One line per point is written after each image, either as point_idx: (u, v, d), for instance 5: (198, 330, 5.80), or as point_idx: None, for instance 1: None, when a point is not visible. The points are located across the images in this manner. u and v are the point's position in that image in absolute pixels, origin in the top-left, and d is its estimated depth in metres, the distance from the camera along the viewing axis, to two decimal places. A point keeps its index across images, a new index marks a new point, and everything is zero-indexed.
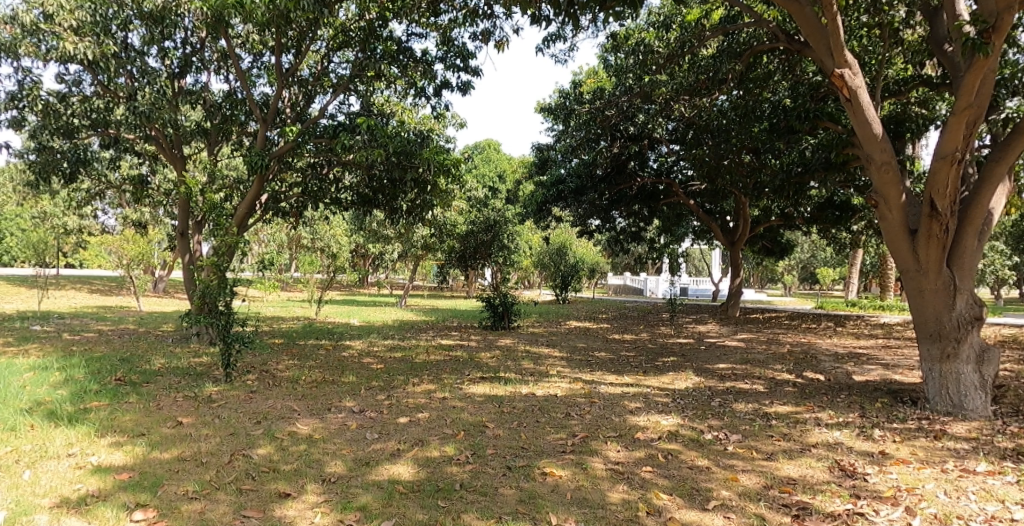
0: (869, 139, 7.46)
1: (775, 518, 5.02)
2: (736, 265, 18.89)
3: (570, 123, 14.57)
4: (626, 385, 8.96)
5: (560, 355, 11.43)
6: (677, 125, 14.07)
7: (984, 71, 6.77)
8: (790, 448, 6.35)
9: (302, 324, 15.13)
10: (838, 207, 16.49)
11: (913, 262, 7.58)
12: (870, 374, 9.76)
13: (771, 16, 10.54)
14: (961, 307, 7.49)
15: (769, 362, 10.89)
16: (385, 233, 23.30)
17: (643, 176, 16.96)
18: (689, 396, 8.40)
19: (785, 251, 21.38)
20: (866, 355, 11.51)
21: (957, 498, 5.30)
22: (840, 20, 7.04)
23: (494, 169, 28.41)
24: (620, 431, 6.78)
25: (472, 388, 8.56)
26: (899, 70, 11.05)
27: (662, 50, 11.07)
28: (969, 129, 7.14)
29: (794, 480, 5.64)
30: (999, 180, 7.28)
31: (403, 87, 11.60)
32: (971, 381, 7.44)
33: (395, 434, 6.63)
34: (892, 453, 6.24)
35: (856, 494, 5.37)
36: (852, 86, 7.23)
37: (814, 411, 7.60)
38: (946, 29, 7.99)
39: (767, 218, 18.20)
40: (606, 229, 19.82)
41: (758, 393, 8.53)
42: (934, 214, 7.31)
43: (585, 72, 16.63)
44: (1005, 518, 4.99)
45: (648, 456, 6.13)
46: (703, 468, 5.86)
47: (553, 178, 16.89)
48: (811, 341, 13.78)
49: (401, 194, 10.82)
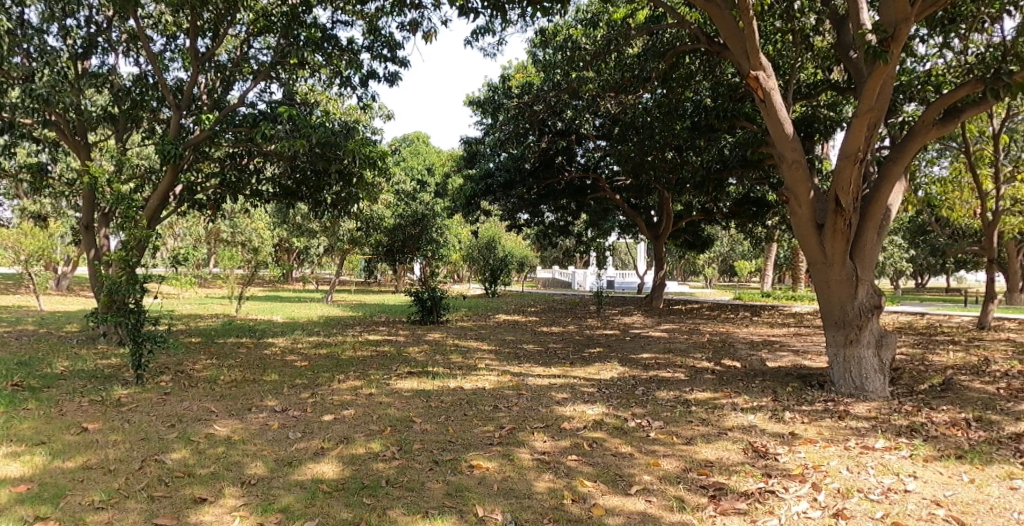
0: (781, 139, 7.79)
1: (693, 500, 5.20)
2: (659, 258, 19.44)
3: (499, 117, 14.71)
4: (554, 376, 9.09)
5: (488, 348, 11.48)
6: (603, 120, 14.32)
7: (885, 77, 7.17)
8: (708, 432, 6.60)
9: (220, 321, 14.61)
10: (754, 203, 17.16)
11: (821, 254, 7.98)
12: (782, 360, 10.28)
13: (693, 18, 10.87)
14: (863, 297, 7.94)
15: (690, 351, 11.29)
16: (309, 227, 22.65)
17: (570, 171, 17.29)
18: (614, 385, 8.60)
19: (706, 245, 22.15)
20: (779, 342, 12.12)
21: (858, 473, 5.63)
22: (755, 24, 7.36)
23: (423, 161, 28.15)
24: (546, 422, 6.87)
25: (399, 383, 8.48)
26: (810, 75, 11.60)
27: (588, 47, 11.29)
28: (872, 130, 7.56)
29: (711, 462, 5.85)
30: (896, 179, 7.76)
31: (328, 76, 11.34)
32: (871, 364, 7.92)
33: (318, 433, 6.50)
34: (800, 433, 6.58)
35: (767, 473, 5.63)
36: (767, 87, 7.57)
37: (730, 397, 7.92)
38: (852, 36, 8.47)
39: (688, 212, 18.93)
40: (534, 223, 20.03)
41: (679, 381, 8.83)
42: (839, 209, 7.71)
43: (514, 67, 16.74)
44: (900, 489, 5.33)
45: (573, 444, 6.24)
46: (626, 454, 6.02)
47: (482, 172, 16.86)
48: (730, 331, 14.36)
49: (326, 185, 10.55)
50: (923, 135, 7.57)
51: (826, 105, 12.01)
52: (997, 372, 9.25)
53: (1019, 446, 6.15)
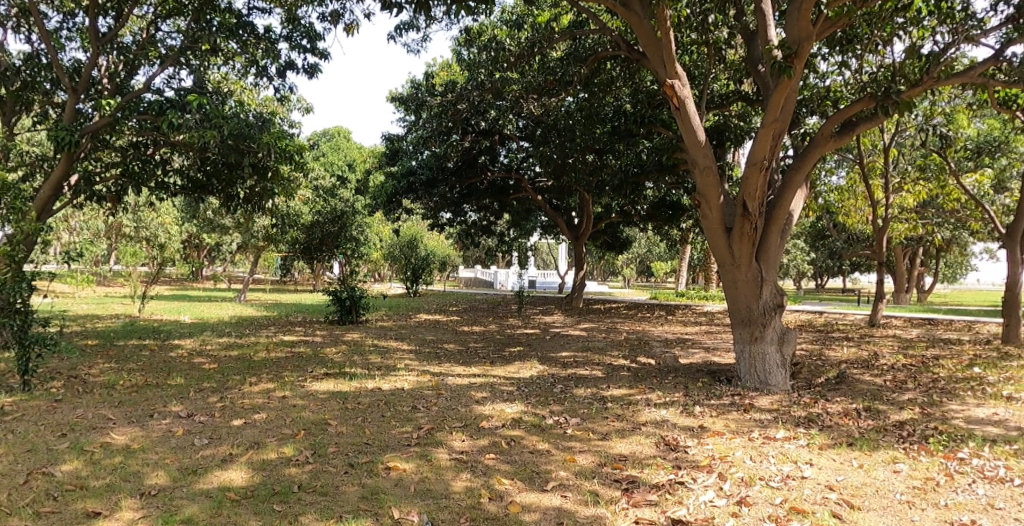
0: (694, 145, 8.08)
1: (606, 494, 5.32)
2: (580, 259, 19.77)
3: (421, 114, 14.57)
4: (473, 375, 9.09)
5: (408, 348, 11.36)
6: (526, 121, 14.44)
7: (789, 90, 7.55)
8: (622, 427, 6.76)
9: (121, 322, 13.80)
10: (671, 206, 17.73)
11: (729, 256, 8.32)
12: (693, 357, 10.67)
13: (615, 25, 11.08)
14: (767, 297, 8.32)
15: (607, 349, 11.54)
16: (221, 223, 21.75)
17: (493, 171, 17.35)
18: (533, 383, 8.69)
19: (624, 246, 22.70)
20: (691, 340, 12.57)
21: (760, 462, 5.90)
22: (672, 35, 7.63)
23: (343, 157, 27.56)
24: (465, 421, 6.86)
25: (314, 385, 8.27)
26: (722, 85, 12.08)
27: (512, 48, 11.34)
28: (777, 140, 7.94)
29: (625, 456, 6.00)
30: (798, 187, 8.18)
31: (243, 65, 10.93)
32: (774, 360, 8.33)
33: (227, 439, 6.25)
34: (709, 426, 6.84)
35: (677, 465, 5.82)
36: (681, 95, 7.85)
37: (645, 393, 8.14)
38: (760, 51, 8.88)
39: (608, 214, 19.35)
40: (456, 222, 19.99)
41: (596, 378, 9.01)
42: (746, 213, 8.06)
43: (438, 65, 16.66)
44: (797, 475, 5.63)
45: (491, 443, 6.26)
46: (543, 451, 6.09)
47: (404, 170, 16.68)
48: (646, 329, 14.77)
49: (239, 179, 10.16)
50: (822, 146, 8.02)
51: (737, 115, 12.54)
52: (886, 366, 9.91)
53: (903, 433, 6.60)
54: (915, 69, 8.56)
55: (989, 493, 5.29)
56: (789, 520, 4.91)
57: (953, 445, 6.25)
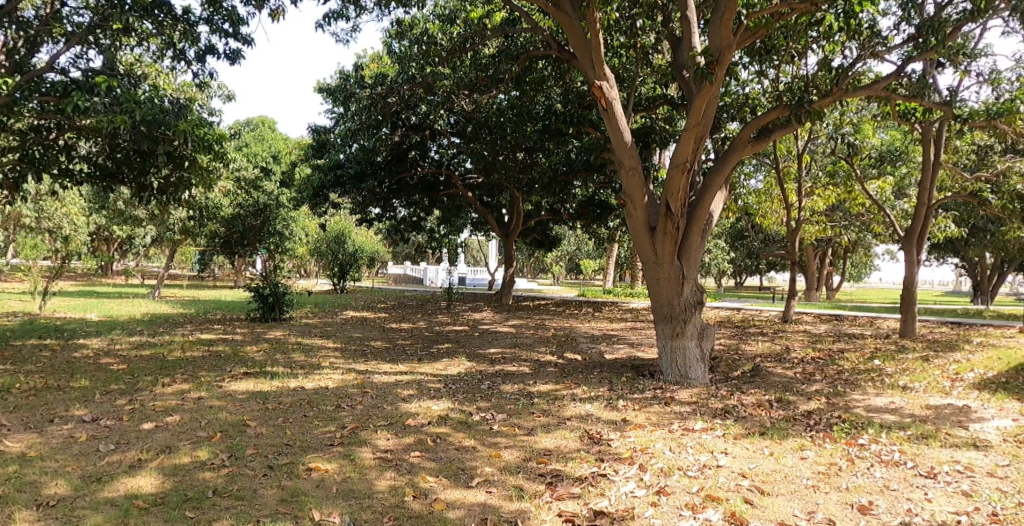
0: (620, 146, 8.23)
1: (531, 488, 5.37)
2: (509, 256, 19.86)
3: (349, 106, 14.30)
4: (401, 373, 9.00)
5: (334, 346, 11.12)
6: (457, 118, 14.39)
7: (711, 96, 7.79)
8: (548, 422, 6.84)
9: (20, 321, 12.92)
10: (599, 205, 18.04)
11: (652, 255, 8.52)
12: (618, 352, 10.90)
13: (546, 25, 11.18)
14: (688, 294, 8.58)
15: (535, 345, 11.64)
16: (134, 214, 20.71)
17: (423, 166, 17.21)
18: (461, 380, 8.67)
19: (553, 243, 22.94)
20: (617, 336, 12.84)
21: (679, 452, 6.09)
22: (600, 36, 7.74)
23: (268, 148, 26.74)
24: (390, 419, 6.78)
25: (233, 385, 7.99)
26: (649, 88, 12.37)
27: (444, 43, 11.28)
28: (699, 143, 8.18)
29: (550, 450, 6.07)
30: (718, 189, 8.47)
31: (158, 47, 10.44)
32: (694, 354, 8.61)
33: (136, 443, 5.96)
34: (631, 419, 7.00)
35: (600, 457, 5.94)
36: (609, 97, 7.96)
37: (571, 388, 8.26)
38: (685, 57, 9.15)
39: (537, 212, 19.52)
40: (386, 217, 19.74)
41: (524, 374, 9.08)
42: (669, 214, 8.28)
43: (369, 57, 16.43)
44: (713, 465, 5.83)
45: (417, 441, 6.21)
46: (469, 448, 6.09)
47: (331, 163, 16.34)
48: (573, 325, 15.00)
49: (152, 168, 9.69)
50: (741, 150, 8.32)
51: (663, 118, 12.88)
52: (797, 359, 10.41)
53: (810, 422, 6.95)
54: (827, 80, 9.03)
55: (885, 475, 5.62)
56: (705, 508, 5.09)
57: (855, 432, 6.62)
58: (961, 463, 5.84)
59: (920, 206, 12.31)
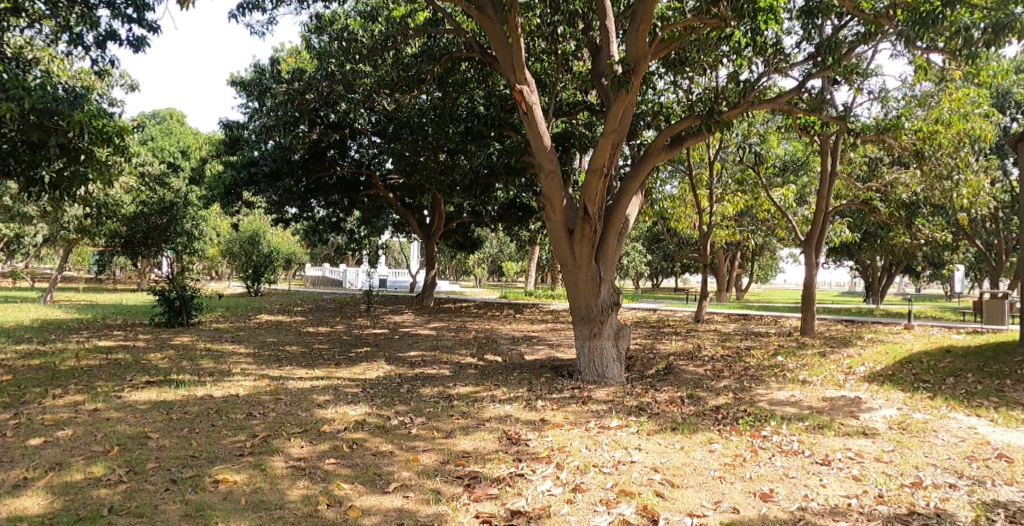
0: (540, 150, 8.31)
1: (449, 490, 5.34)
2: (431, 258, 19.73)
3: (264, 101, 13.84)
4: (316, 378, 8.77)
5: (245, 352, 10.71)
6: (378, 117, 14.18)
7: (627, 104, 7.98)
8: (467, 424, 6.82)
9: None
10: (520, 208, 18.19)
11: (570, 257, 8.65)
12: (538, 353, 11.01)
13: (469, 27, 11.18)
14: (605, 295, 8.76)
15: (455, 348, 11.61)
16: (24, 212, 19.30)
17: (343, 166, 16.85)
18: (379, 384, 8.53)
19: (475, 245, 22.94)
20: (537, 337, 12.97)
21: (595, 450, 6.20)
22: (522, 41, 7.80)
23: (176, 143, 25.55)
24: (304, 427, 6.60)
25: (133, 395, 7.57)
26: (569, 94, 12.57)
27: (365, 40, 11.10)
28: (615, 149, 8.37)
29: (468, 453, 6.06)
30: (634, 193, 8.69)
31: (53, 31, 9.78)
32: (610, 354, 8.81)
33: (21, 461, 5.55)
34: (549, 419, 7.09)
35: (518, 458, 5.97)
36: (529, 101, 8.02)
37: (490, 389, 8.28)
38: (604, 65, 9.35)
39: (459, 214, 19.47)
40: (303, 218, 19.24)
41: (444, 377, 9.03)
42: (587, 217, 8.42)
43: (286, 52, 16.02)
44: (627, 460, 5.97)
45: (332, 448, 6.07)
46: (386, 453, 6.00)
47: (245, 160, 15.78)
48: (494, 327, 15.04)
49: (43, 161, 9.03)
50: (655, 156, 8.58)
51: (583, 124, 13.12)
52: (707, 357, 10.82)
53: (718, 416, 7.23)
54: (735, 92, 9.42)
55: (785, 464, 5.90)
56: (618, 503, 5.20)
57: (758, 425, 6.94)
58: (852, 450, 6.22)
59: (818, 213, 13.02)
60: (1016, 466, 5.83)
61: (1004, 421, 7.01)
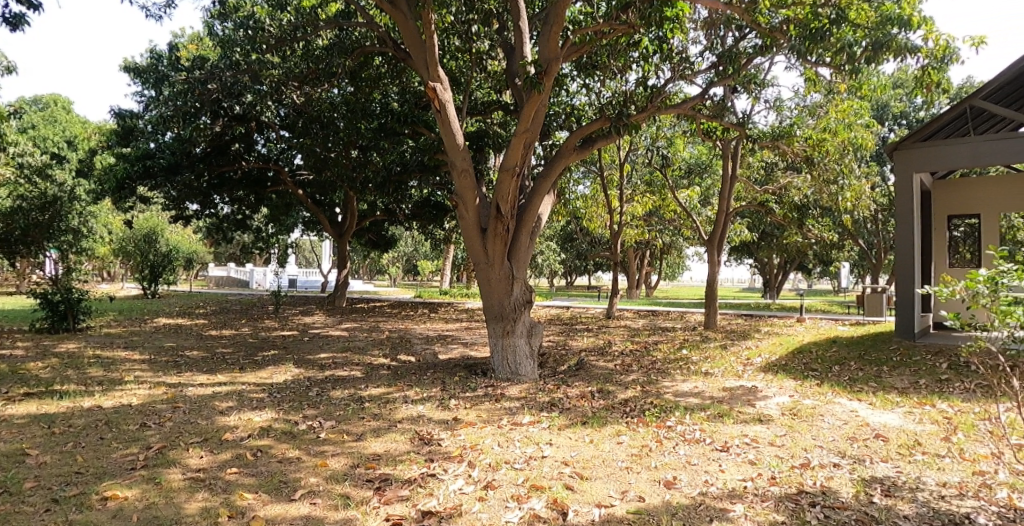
0: (453, 148, 8.26)
1: (358, 495, 5.25)
2: (343, 257, 19.32)
3: (161, 90, 13.12)
4: (219, 383, 8.40)
5: (141, 358, 10.12)
6: (286, 110, 13.74)
7: (539, 104, 8.05)
8: (378, 426, 6.72)
9: None
10: (434, 207, 18.10)
11: (483, 256, 8.66)
12: (452, 352, 10.98)
13: (382, 21, 11.00)
14: (518, 293, 8.84)
15: (368, 348, 11.41)
16: None
17: (248, 160, 16.22)
18: (287, 388, 8.26)
19: (389, 244, 22.63)
20: (451, 336, 12.94)
21: (507, 447, 6.24)
22: (435, 37, 7.73)
23: (62, 133, 23.83)
24: (204, 436, 6.30)
25: (10, 409, 7.00)
26: (483, 93, 12.60)
27: (272, 30, 10.73)
28: (527, 148, 8.43)
29: (379, 455, 5.97)
30: (546, 193, 8.80)
31: None
32: (523, 351, 8.91)
33: None
34: (462, 418, 7.08)
35: (430, 458, 5.93)
36: (443, 98, 7.92)
37: (403, 390, 8.18)
38: (518, 65, 9.43)
39: (372, 212, 19.15)
40: (205, 214, 18.36)
41: (355, 379, 8.85)
42: (499, 216, 8.45)
43: (187, 37, 15.26)
44: (539, 456, 6.05)
45: (235, 456, 5.84)
46: (293, 459, 5.82)
47: (140, 152, 14.90)
48: (408, 327, 14.90)
49: None
50: (566, 156, 8.71)
51: (497, 123, 13.17)
52: (617, 352, 11.12)
53: (626, 409, 7.44)
54: (643, 97, 9.69)
55: (688, 452, 6.14)
56: (530, 498, 5.26)
57: (664, 415, 7.19)
58: (749, 436, 6.55)
59: (719, 214, 13.60)
60: (891, 445, 6.30)
61: (882, 404, 7.56)
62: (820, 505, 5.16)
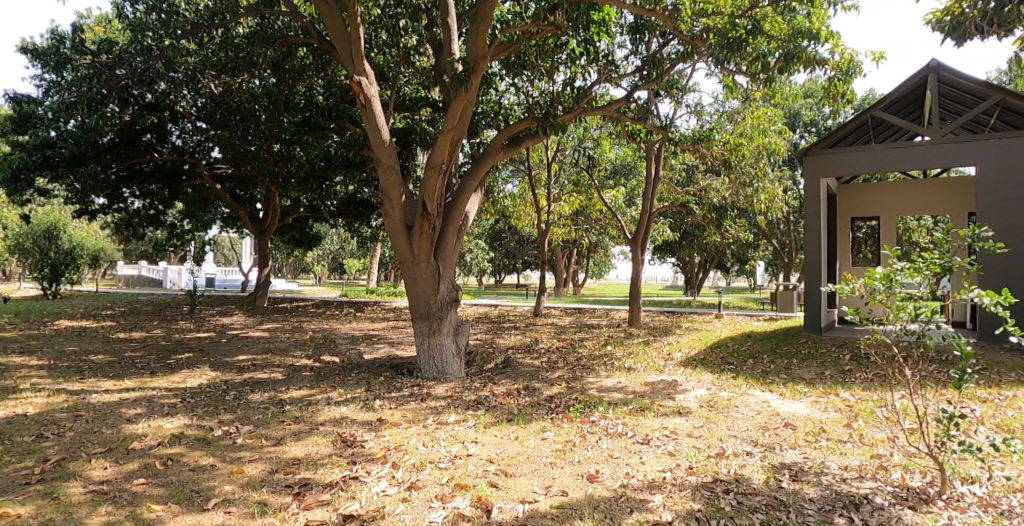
0: (378, 144, 8.14)
1: (276, 501, 5.12)
2: (264, 255, 18.74)
3: (64, 74, 12.35)
4: (126, 390, 7.99)
5: (40, 364, 9.51)
6: (204, 101, 13.21)
7: (466, 102, 8.03)
8: (299, 429, 6.56)
9: None
10: (360, 204, 17.79)
11: (409, 254, 8.57)
12: (378, 352, 10.83)
13: (307, 12, 10.73)
14: (444, 292, 8.81)
15: (290, 349, 11.10)
16: None
17: (162, 152, 15.47)
18: (202, 392, 7.95)
19: (313, 242, 22.10)
20: (377, 335, 12.76)
21: (432, 446, 6.21)
22: (360, 30, 7.60)
23: None
24: (109, 445, 6.00)
25: None
26: (411, 89, 12.46)
27: (188, 14, 10.29)
28: (454, 146, 8.38)
29: (299, 459, 5.82)
30: (473, 191, 8.79)
31: None
32: (450, 349, 8.88)
33: None
34: (386, 419, 7.00)
35: (352, 460, 5.83)
36: (368, 93, 7.79)
37: (326, 392, 8.01)
38: (446, 62, 9.41)
39: (295, 209, 18.65)
40: (114, 209, 17.40)
41: (275, 381, 8.60)
42: (426, 214, 8.38)
43: (94, 19, 14.44)
44: (463, 454, 6.04)
45: (143, 466, 5.60)
46: (206, 467, 5.62)
47: (40, 141, 13.98)
48: (333, 327, 14.60)
49: None
50: (493, 155, 8.73)
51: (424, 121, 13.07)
52: (544, 349, 11.24)
53: (552, 405, 7.54)
54: (569, 98, 9.82)
55: (610, 446, 6.27)
56: (454, 497, 5.26)
57: (588, 411, 7.32)
58: (668, 428, 6.75)
59: (643, 214, 13.95)
60: (799, 432, 6.62)
61: (790, 394, 7.94)
62: (733, 492, 5.37)
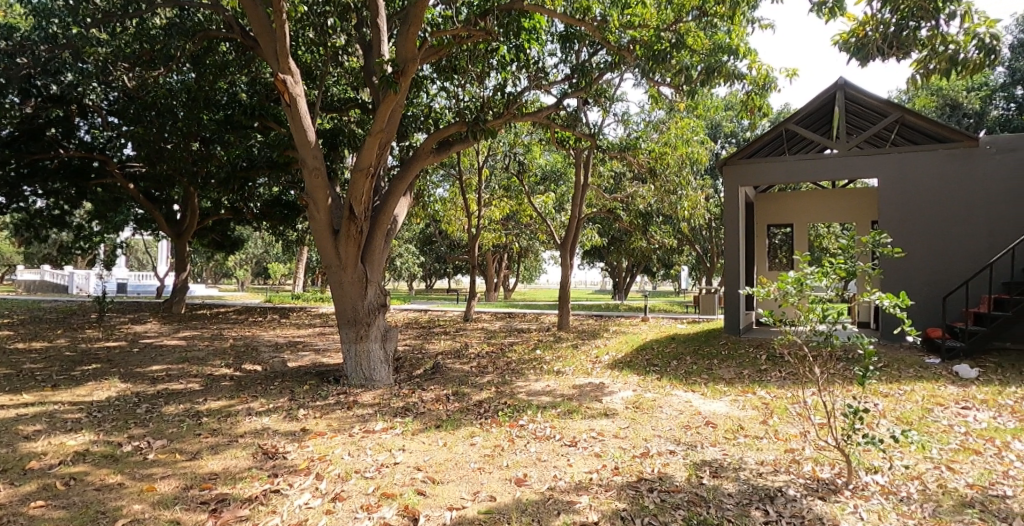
0: (303, 145, 7.94)
1: (189, 520, 4.94)
2: (182, 259, 17.96)
3: None
4: (25, 404, 7.49)
5: None
6: (117, 94, 12.57)
7: (395, 104, 7.95)
8: (217, 442, 6.32)
9: None
10: (285, 206, 17.30)
11: (335, 258, 8.40)
12: (302, 359, 10.55)
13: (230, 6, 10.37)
14: (371, 297, 8.67)
15: (208, 358, 10.68)
16: None
17: (67, 148, 14.55)
18: (110, 406, 7.54)
19: (235, 246, 21.34)
20: (302, 342, 12.44)
21: (357, 455, 6.10)
22: (285, 28, 7.42)
23: None
24: (4, 466, 5.63)
25: None
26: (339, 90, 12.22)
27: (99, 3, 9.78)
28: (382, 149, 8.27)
29: (216, 474, 5.61)
30: (401, 195, 8.69)
31: None
32: (377, 355, 8.75)
33: None
34: (311, 428, 6.82)
35: (273, 473, 5.67)
36: (293, 92, 7.60)
37: (246, 402, 7.74)
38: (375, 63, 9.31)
39: (215, 211, 17.96)
40: (13, 207, 16.26)
41: (192, 392, 8.25)
42: (353, 217, 8.23)
43: None
44: (390, 463, 5.96)
45: (42, 487, 5.31)
46: (114, 486, 5.36)
47: None
48: (255, 334, 14.14)
49: None
50: (422, 158, 8.66)
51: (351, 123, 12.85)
52: (473, 354, 11.21)
53: (480, 410, 7.53)
54: (499, 103, 9.88)
55: (538, 449, 6.33)
56: (380, 507, 5.19)
57: (516, 415, 7.35)
58: (595, 430, 6.86)
59: (571, 220, 14.13)
60: (719, 430, 6.85)
61: (712, 393, 8.20)
62: (656, 490, 5.51)
